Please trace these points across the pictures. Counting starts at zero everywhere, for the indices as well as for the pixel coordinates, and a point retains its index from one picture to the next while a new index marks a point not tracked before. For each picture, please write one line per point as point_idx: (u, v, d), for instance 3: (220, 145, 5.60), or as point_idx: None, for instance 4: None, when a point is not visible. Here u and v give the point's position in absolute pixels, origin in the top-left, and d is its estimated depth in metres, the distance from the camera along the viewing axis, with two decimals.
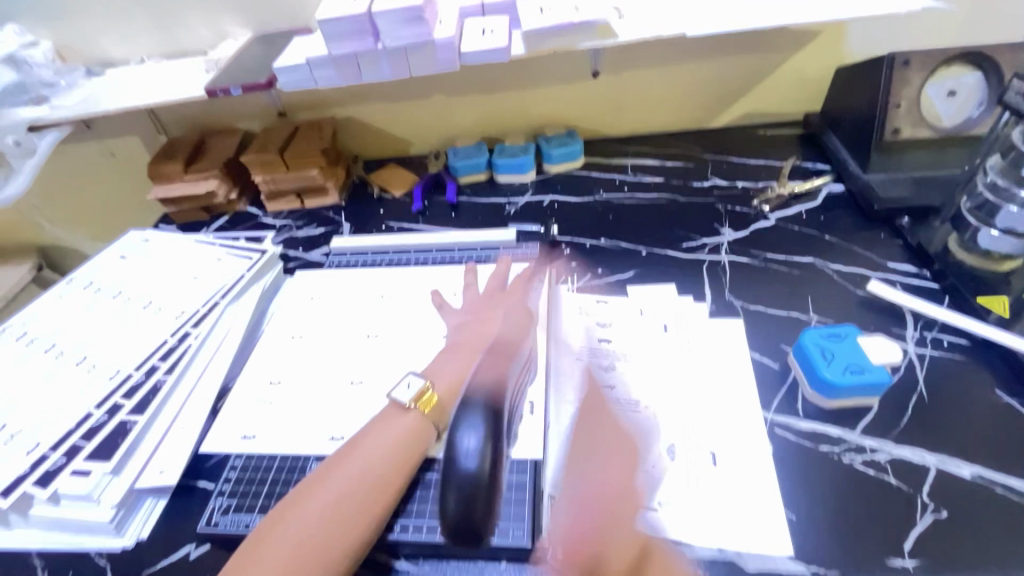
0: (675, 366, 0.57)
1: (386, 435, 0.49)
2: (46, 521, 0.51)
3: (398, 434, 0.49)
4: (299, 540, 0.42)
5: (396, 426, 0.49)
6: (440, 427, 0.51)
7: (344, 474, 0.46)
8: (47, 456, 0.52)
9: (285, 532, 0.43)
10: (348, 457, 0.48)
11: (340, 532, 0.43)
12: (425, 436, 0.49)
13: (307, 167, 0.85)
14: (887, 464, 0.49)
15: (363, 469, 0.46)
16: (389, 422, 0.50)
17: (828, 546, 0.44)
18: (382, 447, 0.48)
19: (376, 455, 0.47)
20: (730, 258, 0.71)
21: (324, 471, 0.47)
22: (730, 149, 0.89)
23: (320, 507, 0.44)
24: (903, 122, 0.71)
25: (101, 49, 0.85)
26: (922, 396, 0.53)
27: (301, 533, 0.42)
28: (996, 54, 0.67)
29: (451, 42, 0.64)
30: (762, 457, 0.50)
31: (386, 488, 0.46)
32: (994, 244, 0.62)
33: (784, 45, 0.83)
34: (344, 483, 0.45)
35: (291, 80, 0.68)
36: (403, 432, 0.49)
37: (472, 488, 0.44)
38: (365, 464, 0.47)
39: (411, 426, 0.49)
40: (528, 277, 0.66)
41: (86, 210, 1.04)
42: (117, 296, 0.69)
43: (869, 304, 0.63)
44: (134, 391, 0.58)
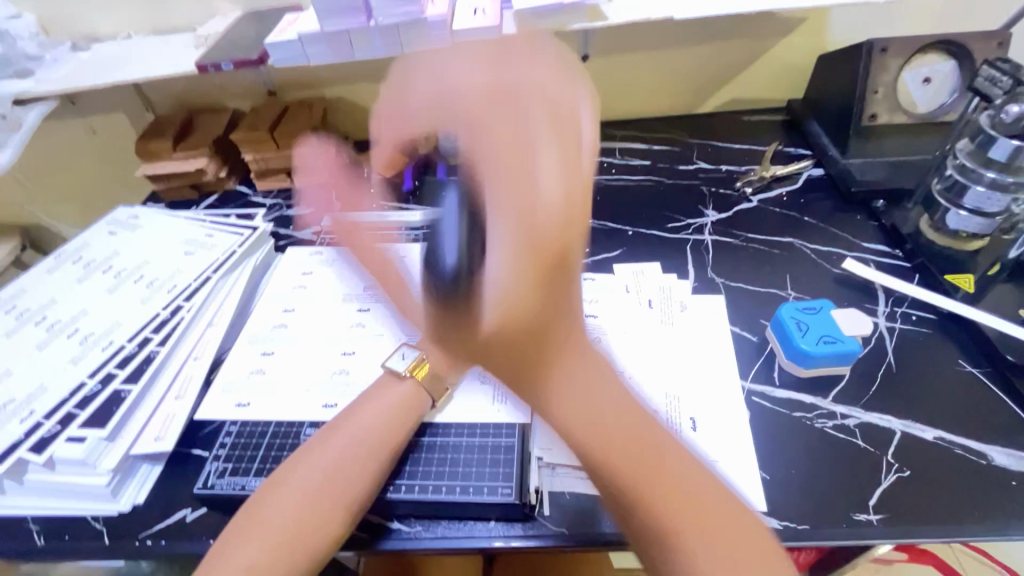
0: (659, 338, 0.59)
1: (386, 403, 0.50)
2: (41, 487, 0.52)
3: (397, 401, 0.51)
4: (304, 500, 0.44)
5: (393, 392, 0.51)
6: (434, 395, 0.53)
7: (346, 438, 0.48)
8: (41, 424, 0.52)
9: (290, 491, 0.45)
10: (348, 423, 0.49)
11: (339, 497, 0.45)
12: (420, 403, 0.52)
13: (297, 146, 0.85)
14: (856, 428, 0.52)
15: (363, 435, 0.48)
16: (385, 390, 0.52)
17: (800, 503, 0.47)
18: (382, 413, 0.50)
19: (376, 421, 0.49)
20: (713, 238, 0.73)
21: (325, 436, 0.48)
22: (715, 133, 0.91)
23: (323, 469, 0.46)
24: (880, 109, 0.74)
25: (87, 23, 0.84)
26: (890, 366, 0.56)
27: (300, 497, 0.44)
28: (970, 42, 0.70)
29: (443, 20, 0.65)
30: (740, 422, 0.52)
31: (386, 453, 0.48)
32: (962, 224, 0.65)
33: (769, 32, 0.85)
34: (346, 447, 0.47)
35: (283, 56, 0.68)
36: (402, 399, 0.51)
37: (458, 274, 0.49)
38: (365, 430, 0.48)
39: (408, 393, 0.51)
40: None
41: (71, 188, 1.03)
42: (107, 271, 0.69)
43: (845, 281, 0.65)
44: (128, 361, 0.58)
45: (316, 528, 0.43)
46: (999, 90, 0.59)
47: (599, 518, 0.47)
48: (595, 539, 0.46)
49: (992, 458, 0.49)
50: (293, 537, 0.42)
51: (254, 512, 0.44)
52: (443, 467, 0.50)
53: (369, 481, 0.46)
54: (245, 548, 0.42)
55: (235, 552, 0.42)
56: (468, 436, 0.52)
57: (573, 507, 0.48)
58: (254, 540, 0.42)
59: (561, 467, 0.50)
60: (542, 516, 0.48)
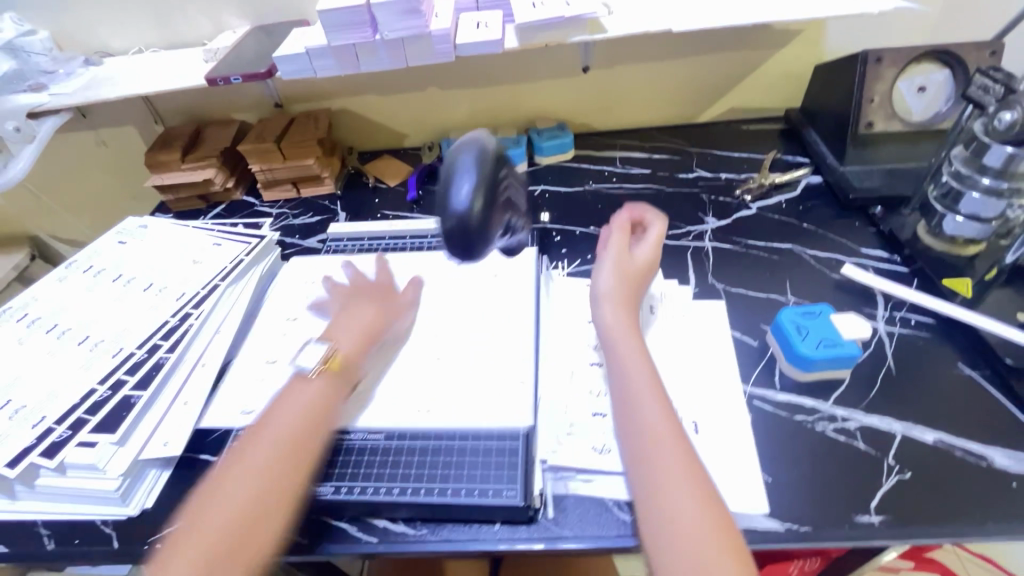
0: (660, 344, 0.60)
1: (300, 402, 0.51)
2: (50, 492, 0.53)
3: (311, 397, 0.52)
4: (229, 513, 0.44)
5: (306, 389, 0.52)
6: (348, 380, 0.55)
7: (262, 447, 0.48)
8: (53, 429, 0.53)
9: (214, 508, 0.44)
10: (262, 433, 0.49)
11: (266, 498, 0.45)
12: (336, 393, 0.53)
13: (303, 157, 0.86)
14: (857, 430, 0.52)
15: (279, 439, 0.48)
16: (294, 389, 0.52)
17: (802, 506, 0.47)
18: (297, 414, 0.50)
19: (293, 420, 0.50)
20: (713, 245, 0.74)
21: (241, 450, 0.48)
22: (715, 142, 0.92)
23: (244, 480, 0.46)
24: (877, 117, 0.75)
25: (100, 39, 0.86)
26: (890, 369, 0.57)
27: (232, 504, 0.44)
28: (963, 52, 0.71)
29: (447, 34, 0.67)
30: (741, 425, 0.53)
31: (309, 453, 0.48)
32: (958, 230, 0.65)
33: (766, 42, 0.87)
34: (265, 455, 0.47)
35: (290, 69, 0.70)
36: (316, 394, 0.52)
37: (466, 223, 0.42)
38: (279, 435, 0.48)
39: (320, 385, 0.52)
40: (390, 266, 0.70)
41: (80, 199, 1.05)
42: (117, 279, 0.71)
43: (843, 286, 0.66)
44: (137, 367, 0.59)
45: (247, 537, 0.43)
46: (993, 97, 0.59)
47: (603, 521, 0.48)
48: (598, 541, 0.47)
49: (992, 460, 0.49)
50: (227, 546, 0.42)
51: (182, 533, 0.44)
52: (449, 468, 0.50)
53: (293, 482, 0.46)
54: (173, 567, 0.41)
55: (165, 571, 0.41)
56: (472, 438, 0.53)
57: (577, 509, 0.49)
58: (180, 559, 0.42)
59: (566, 470, 0.51)
60: (546, 518, 0.49)
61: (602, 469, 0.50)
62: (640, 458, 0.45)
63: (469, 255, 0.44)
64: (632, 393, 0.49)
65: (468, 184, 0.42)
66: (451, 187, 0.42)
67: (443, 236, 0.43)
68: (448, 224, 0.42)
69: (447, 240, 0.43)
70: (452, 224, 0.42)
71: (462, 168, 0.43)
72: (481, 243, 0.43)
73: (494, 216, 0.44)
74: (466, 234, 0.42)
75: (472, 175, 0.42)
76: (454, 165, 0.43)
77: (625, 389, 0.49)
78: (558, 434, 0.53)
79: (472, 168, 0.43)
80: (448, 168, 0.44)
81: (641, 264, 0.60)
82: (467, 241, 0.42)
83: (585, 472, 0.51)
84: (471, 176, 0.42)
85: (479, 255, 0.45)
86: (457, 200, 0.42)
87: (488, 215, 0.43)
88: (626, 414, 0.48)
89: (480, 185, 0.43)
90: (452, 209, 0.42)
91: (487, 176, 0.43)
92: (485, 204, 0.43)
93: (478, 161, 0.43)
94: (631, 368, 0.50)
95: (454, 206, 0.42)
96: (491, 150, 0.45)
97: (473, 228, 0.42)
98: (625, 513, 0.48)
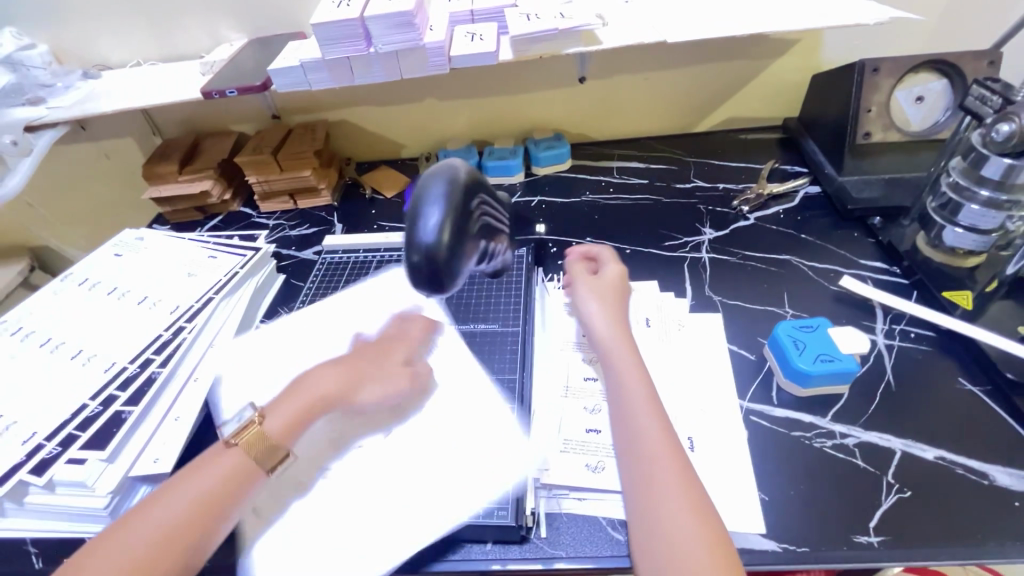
0: (655, 358, 0.59)
1: (212, 474, 0.43)
2: (39, 510, 0.52)
3: (227, 471, 0.44)
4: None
5: (223, 462, 0.44)
6: (268, 464, 0.46)
7: (159, 515, 0.41)
8: (43, 446, 0.53)
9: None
10: (166, 494, 0.42)
11: None
12: (253, 475, 0.45)
13: (299, 168, 0.86)
14: (855, 447, 0.51)
15: (177, 512, 0.41)
16: (211, 457, 0.45)
17: (799, 526, 0.46)
18: (206, 487, 0.43)
19: (202, 493, 0.42)
20: (710, 256, 0.73)
21: (135, 512, 0.41)
22: (712, 152, 0.92)
23: (125, 553, 0.39)
24: (875, 127, 0.75)
25: (99, 52, 0.86)
26: (889, 384, 0.56)
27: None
28: (962, 61, 0.70)
29: (441, 47, 0.67)
30: (737, 441, 0.52)
31: (203, 535, 0.41)
32: (959, 241, 0.64)
33: (764, 52, 0.86)
34: (155, 526, 0.40)
35: (285, 82, 0.70)
36: (231, 470, 0.44)
37: (434, 257, 0.40)
38: (180, 507, 0.41)
39: (235, 463, 0.44)
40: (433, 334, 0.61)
41: (80, 211, 1.06)
42: (112, 292, 0.71)
43: (842, 298, 0.66)
44: (129, 382, 0.59)
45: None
46: (990, 109, 0.58)
47: (597, 540, 0.47)
48: (591, 562, 0.46)
49: (994, 478, 0.48)
50: None
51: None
52: None
53: (175, 568, 0.40)
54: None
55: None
56: None
57: (570, 529, 0.48)
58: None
59: (559, 488, 0.50)
60: (538, 538, 0.48)
61: (595, 487, 0.49)
62: (638, 476, 0.44)
63: (438, 290, 0.42)
64: (631, 411, 0.47)
65: (436, 215, 0.40)
66: (418, 219, 0.40)
67: (410, 271, 0.41)
68: (415, 258, 0.40)
69: (413, 274, 0.41)
70: (419, 258, 0.40)
71: (430, 198, 0.41)
72: (450, 276, 0.42)
73: (464, 248, 0.42)
74: (432, 269, 0.40)
75: (441, 206, 0.40)
76: (422, 195, 0.41)
77: (624, 406, 0.48)
78: (551, 451, 0.52)
79: (440, 199, 0.41)
80: (415, 198, 0.41)
81: (609, 287, 0.59)
82: (434, 276, 0.40)
83: (579, 491, 0.50)
84: (439, 207, 0.40)
85: (449, 288, 0.43)
86: (424, 234, 0.40)
87: (456, 248, 0.41)
88: (627, 426, 0.47)
89: (449, 216, 0.41)
90: (419, 243, 0.40)
91: (457, 206, 0.41)
92: (453, 237, 0.41)
93: (448, 194, 0.41)
94: (625, 380, 0.50)
95: (421, 240, 0.40)
96: (462, 177, 0.43)
97: (441, 261, 0.40)
98: (620, 532, 0.47)
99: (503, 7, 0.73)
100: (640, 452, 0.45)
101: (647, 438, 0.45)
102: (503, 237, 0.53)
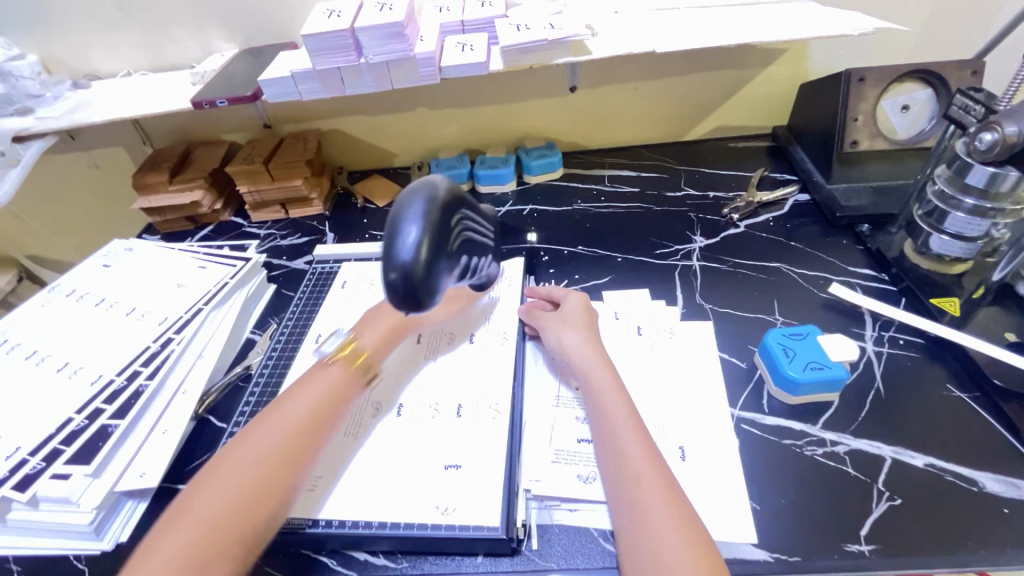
0: (646, 366, 0.60)
1: (285, 424, 0.48)
2: (23, 526, 0.51)
3: (328, 386, 0.53)
4: (228, 498, 0.43)
5: (322, 380, 0.53)
6: (365, 376, 0.56)
7: (217, 485, 0.44)
8: (27, 461, 0.52)
9: (220, 481, 0.44)
10: (259, 432, 0.48)
11: (218, 541, 0.41)
12: (350, 388, 0.54)
13: (291, 178, 0.86)
14: (846, 455, 0.51)
15: (232, 482, 0.44)
16: (313, 376, 0.54)
17: (790, 535, 0.46)
18: (294, 421, 0.49)
19: (308, 406, 0.50)
20: (700, 264, 0.74)
21: (252, 429, 0.48)
22: (703, 160, 0.93)
23: (253, 456, 0.46)
24: (862, 135, 0.75)
25: (89, 63, 0.86)
26: (879, 391, 0.56)
27: (179, 547, 0.40)
28: (945, 71, 0.72)
29: (431, 57, 0.67)
30: (728, 449, 0.52)
31: (315, 438, 0.49)
32: (945, 248, 0.65)
33: (752, 62, 0.87)
34: (275, 435, 0.47)
35: (275, 93, 0.70)
36: (332, 385, 0.53)
37: (412, 276, 0.39)
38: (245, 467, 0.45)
39: (336, 376, 0.54)
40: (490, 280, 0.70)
41: (70, 220, 1.05)
42: (99, 303, 0.70)
43: (831, 305, 0.66)
44: (116, 396, 0.58)
45: (244, 517, 0.43)
46: (974, 119, 0.59)
47: (588, 551, 0.47)
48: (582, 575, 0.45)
49: (983, 485, 0.48)
50: None
51: (182, 507, 0.43)
52: (429, 498, 0.49)
53: (280, 487, 0.45)
54: (172, 541, 0.41)
55: (159, 548, 0.40)
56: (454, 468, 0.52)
57: (561, 540, 0.48)
58: (181, 531, 0.41)
59: (550, 499, 0.50)
60: (530, 550, 0.47)
61: (586, 499, 0.49)
62: (621, 496, 0.45)
63: (415, 307, 0.41)
64: (611, 433, 0.49)
65: (416, 231, 0.39)
66: (396, 235, 0.39)
67: (387, 288, 0.40)
68: (392, 275, 0.39)
69: (390, 291, 0.40)
70: (396, 275, 0.39)
71: (408, 214, 0.40)
72: (428, 293, 0.41)
73: (440, 267, 0.41)
74: (410, 286, 0.39)
75: (419, 222, 0.39)
76: (400, 212, 0.40)
77: (605, 428, 0.49)
78: (542, 462, 0.52)
79: (420, 214, 0.40)
80: (393, 215, 0.40)
81: (580, 312, 0.62)
82: (411, 294, 0.39)
83: (570, 502, 0.49)
84: (417, 222, 0.39)
85: (428, 305, 0.42)
86: (401, 250, 0.39)
87: (433, 266, 0.40)
88: (607, 447, 0.48)
89: (428, 232, 0.40)
90: (396, 259, 0.39)
91: (435, 222, 0.40)
92: (432, 253, 0.40)
93: (426, 210, 0.40)
94: (607, 403, 0.51)
95: (398, 257, 0.39)
96: (441, 194, 0.42)
97: (421, 277, 0.40)
98: (611, 543, 0.47)
99: (493, 17, 0.73)
100: (623, 472, 0.46)
101: (627, 457, 0.46)
102: (484, 251, 0.52)
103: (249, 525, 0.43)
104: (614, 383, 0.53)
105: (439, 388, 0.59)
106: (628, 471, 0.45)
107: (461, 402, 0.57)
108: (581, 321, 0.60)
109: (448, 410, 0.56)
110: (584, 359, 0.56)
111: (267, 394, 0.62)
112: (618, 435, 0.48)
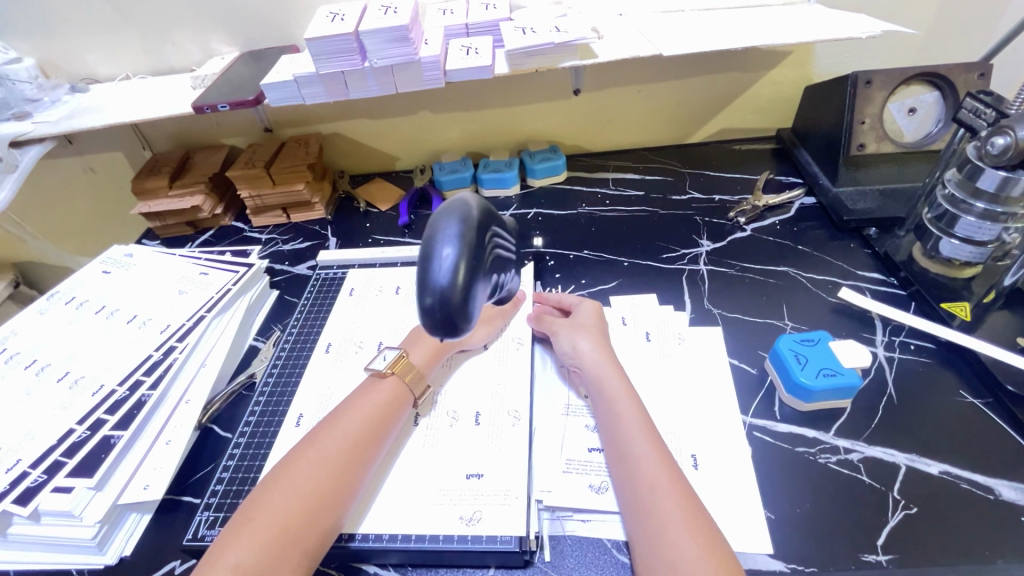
0: (656, 372, 0.59)
1: (342, 436, 0.48)
2: (24, 540, 0.50)
3: (384, 398, 0.53)
4: (293, 508, 0.43)
5: (379, 394, 0.53)
6: (416, 393, 0.55)
7: (279, 497, 0.44)
8: (28, 474, 0.51)
9: (282, 491, 0.44)
10: (316, 444, 0.48)
11: (286, 551, 0.41)
12: (405, 400, 0.54)
13: (293, 182, 0.85)
14: (860, 462, 0.51)
15: (295, 493, 0.44)
16: (367, 390, 0.53)
17: (806, 545, 0.46)
18: (350, 433, 0.49)
19: (364, 417, 0.50)
20: (708, 268, 0.73)
21: (312, 438, 0.49)
22: (707, 163, 0.92)
23: (315, 465, 0.46)
24: (868, 139, 0.75)
25: (87, 67, 0.85)
26: (891, 398, 0.56)
27: (246, 558, 0.40)
28: (953, 74, 0.71)
29: (437, 61, 0.66)
30: (741, 458, 0.51)
31: (372, 451, 0.49)
32: (955, 252, 0.65)
33: (758, 64, 0.87)
34: (337, 444, 0.48)
35: (278, 96, 0.69)
36: (388, 396, 0.53)
37: (452, 302, 0.35)
38: (307, 479, 0.45)
39: (391, 388, 0.54)
40: (524, 295, 0.68)
41: (66, 225, 1.04)
42: (99, 311, 0.69)
43: (840, 310, 0.65)
44: (118, 406, 0.57)
45: (308, 524, 0.43)
46: (984, 122, 0.58)
47: (602, 563, 0.46)
48: None
49: (999, 492, 0.48)
50: None
51: (247, 514, 0.43)
52: (452, 509, 0.49)
53: (340, 498, 0.45)
54: (237, 551, 0.41)
55: (226, 553, 0.40)
56: (464, 481, 0.50)
57: (575, 552, 0.47)
58: (246, 543, 0.41)
59: (563, 510, 0.49)
60: (543, 561, 0.47)
61: (598, 509, 0.48)
62: (635, 505, 0.44)
63: (452, 334, 0.37)
64: (624, 438, 0.48)
65: (453, 251, 0.35)
66: (430, 258, 0.36)
67: (422, 314, 0.36)
68: (427, 301, 0.35)
69: (425, 318, 0.36)
70: (432, 300, 0.35)
71: (442, 234, 0.36)
72: (466, 317, 0.37)
73: (480, 289, 0.37)
74: (447, 313, 0.35)
75: (455, 242, 0.36)
76: (432, 232, 0.37)
77: (618, 432, 0.49)
78: (553, 472, 0.51)
79: (457, 234, 0.36)
80: (426, 237, 0.37)
81: (592, 317, 0.61)
82: (449, 321, 0.35)
83: (583, 512, 0.49)
84: (452, 243, 0.36)
85: (464, 331, 0.38)
86: (438, 273, 0.35)
87: (473, 290, 0.36)
88: (620, 453, 0.48)
89: (465, 252, 0.36)
90: (432, 283, 0.35)
91: (473, 242, 0.37)
92: (470, 273, 0.36)
93: (462, 228, 0.36)
94: (620, 409, 0.51)
95: (434, 279, 0.35)
96: (476, 211, 0.38)
97: (460, 302, 0.36)
98: (625, 555, 0.46)
99: (498, 20, 0.72)
100: (637, 480, 0.45)
101: (642, 465, 0.46)
102: (513, 265, 0.47)
103: (313, 534, 0.43)
104: (629, 391, 0.53)
105: (459, 396, 0.58)
106: (643, 477, 0.45)
107: (479, 409, 0.56)
108: (592, 325, 0.60)
109: (468, 418, 0.56)
110: (597, 365, 0.55)
111: (272, 404, 0.61)
112: (632, 441, 0.48)
